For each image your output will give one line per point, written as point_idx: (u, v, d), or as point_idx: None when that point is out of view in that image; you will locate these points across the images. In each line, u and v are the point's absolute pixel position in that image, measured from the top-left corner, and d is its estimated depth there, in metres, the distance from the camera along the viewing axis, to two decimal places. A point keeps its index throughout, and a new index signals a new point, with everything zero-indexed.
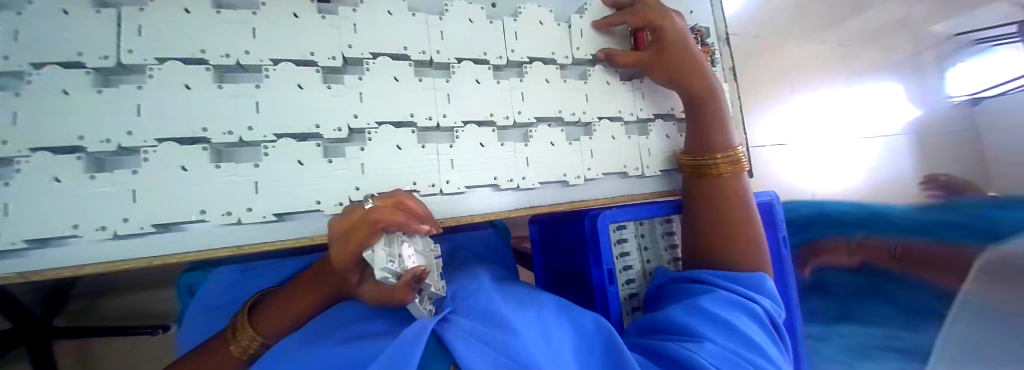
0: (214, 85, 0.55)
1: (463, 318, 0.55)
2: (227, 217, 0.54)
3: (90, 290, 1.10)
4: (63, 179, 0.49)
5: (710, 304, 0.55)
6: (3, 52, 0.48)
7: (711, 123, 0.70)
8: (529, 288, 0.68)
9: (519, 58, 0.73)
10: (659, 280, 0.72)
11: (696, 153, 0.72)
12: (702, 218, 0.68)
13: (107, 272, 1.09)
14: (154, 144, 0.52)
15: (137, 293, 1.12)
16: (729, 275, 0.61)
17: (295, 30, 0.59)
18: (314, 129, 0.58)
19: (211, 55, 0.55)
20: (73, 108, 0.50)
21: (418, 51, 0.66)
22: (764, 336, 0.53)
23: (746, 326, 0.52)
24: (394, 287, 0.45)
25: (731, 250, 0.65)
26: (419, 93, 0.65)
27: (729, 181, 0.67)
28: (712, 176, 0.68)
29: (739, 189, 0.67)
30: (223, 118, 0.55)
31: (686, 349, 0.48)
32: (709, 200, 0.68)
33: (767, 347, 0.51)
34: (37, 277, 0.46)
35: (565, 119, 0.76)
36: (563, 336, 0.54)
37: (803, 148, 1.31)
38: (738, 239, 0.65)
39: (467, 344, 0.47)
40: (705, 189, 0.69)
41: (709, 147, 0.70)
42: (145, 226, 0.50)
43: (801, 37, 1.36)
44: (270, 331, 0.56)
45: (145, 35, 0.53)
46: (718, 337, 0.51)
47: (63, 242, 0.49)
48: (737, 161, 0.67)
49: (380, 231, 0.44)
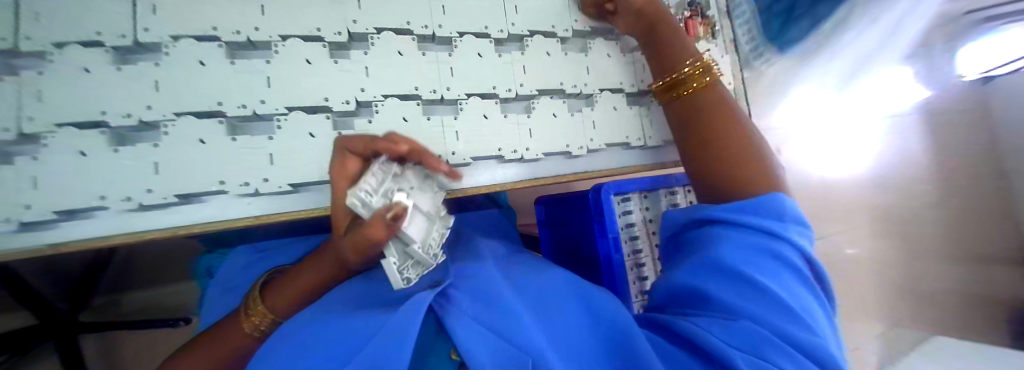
0: (228, 62, 0.57)
1: (464, 295, 0.55)
2: (244, 187, 0.56)
3: (116, 283, 1.11)
4: (88, 153, 0.51)
5: (732, 253, 0.45)
6: (24, 33, 0.50)
7: (670, 46, 0.69)
8: (534, 263, 0.70)
9: (520, 31, 0.75)
10: (669, 225, 0.62)
11: (667, 74, 0.67)
12: (697, 136, 0.61)
13: (136, 262, 1.10)
14: (173, 118, 0.54)
15: (162, 285, 1.13)
16: (745, 205, 0.50)
17: (301, 7, 0.61)
18: (323, 102, 0.60)
19: (223, 32, 0.57)
20: (91, 86, 0.52)
21: (421, 25, 0.67)
22: (798, 290, 0.44)
23: (777, 287, 0.43)
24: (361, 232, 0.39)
25: (737, 160, 0.55)
26: (423, 67, 0.67)
27: (707, 90, 0.63)
28: (691, 92, 0.64)
29: (715, 99, 0.62)
30: (237, 92, 0.57)
31: (699, 327, 0.45)
32: (696, 117, 0.62)
33: (805, 309, 0.43)
34: (67, 247, 0.48)
35: (567, 92, 0.78)
36: (570, 320, 0.54)
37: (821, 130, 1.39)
38: (741, 143, 0.57)
39: (467, 328, 0.48)
40: (693, 108, 0.64)
41: (677, 64, 0.66)
42: (168, 196, 0.53)
43: None
44: (281, 307, 0.56)
45: (160, 14, 0.55)
46: (744, 303, 0.43)
47: (89, 214, 0.51)
48: (703, 69, 0.63)
49: (357, 155, 0.44)
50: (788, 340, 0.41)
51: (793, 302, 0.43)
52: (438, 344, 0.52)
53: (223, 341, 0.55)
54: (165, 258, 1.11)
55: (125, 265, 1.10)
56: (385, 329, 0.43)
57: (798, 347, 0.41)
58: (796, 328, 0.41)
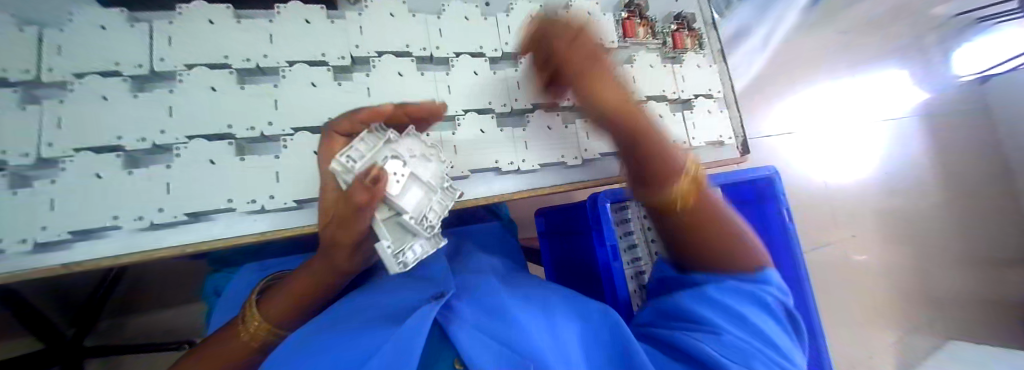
0: (237, 86, 0.60)
1: (467, 308, 0.56)
2: (251, 204, 0.58)
3: (125, 304, 1.02)
4: (103, 175, 0.53)
5: (730, 286, 0.46)
6: (48, 66, 0.54)
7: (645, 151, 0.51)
8: (534, 279, 0.71)
9: (514, 50, 0.79)
10: (655, 270, 0.63)
11: (646, 187, 0.51)
12: (682, 246, 0.50)
13: (142, 280, 1.02)
14: (185, 141, 0.57)
15: (167, 307, 1.03)
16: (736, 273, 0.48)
17: (307, 34, 0.65)
18: (327, 122, 0.63)
19: (233, 59, 0.60)
20: (109, 112, 0.55)
21: (420, 47, 0.71)
22: (784, 329, 0.47)
23: (766, 322, 0.45)
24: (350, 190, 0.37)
25: (718, 265, 0.48)
26: (421, 85, 0.70)
27: (700, 211, 0.47)
28: (676, 214, 0.47)
29: (709, 204, 0.48)
30: (245, 115, 0.60)
31: (692, 338, 0.44)
32: (685, 237, 0.49)
33: (786, 344, 0.46)
34: (80, 267, 0.50)
35: (560, 105, 0.81)
36: (572, 331, 0.54)
37: (809, 139, 1.70)
38: (731, 254, 0.48)
39: (471, 336, 0.48)
40: (678, 229, 0.49)
41: (657, 178, 0.49)
42: (178, 214, 0.55)
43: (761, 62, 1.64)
44: (280, 318, 0.54)
45: (174, 44, 0.59)
46: (735, 330, 0.45)
47: (102, 234, 0.53)
48: (693, 181, 0.48)
49: (343, 133, 0.45)
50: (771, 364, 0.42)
51: (774, 333, 0.45)
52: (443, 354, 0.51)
53: (219, 354, 0.52)
54: (176, 277, 1.02)
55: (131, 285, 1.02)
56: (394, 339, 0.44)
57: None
58: (776, 355, 0.44)
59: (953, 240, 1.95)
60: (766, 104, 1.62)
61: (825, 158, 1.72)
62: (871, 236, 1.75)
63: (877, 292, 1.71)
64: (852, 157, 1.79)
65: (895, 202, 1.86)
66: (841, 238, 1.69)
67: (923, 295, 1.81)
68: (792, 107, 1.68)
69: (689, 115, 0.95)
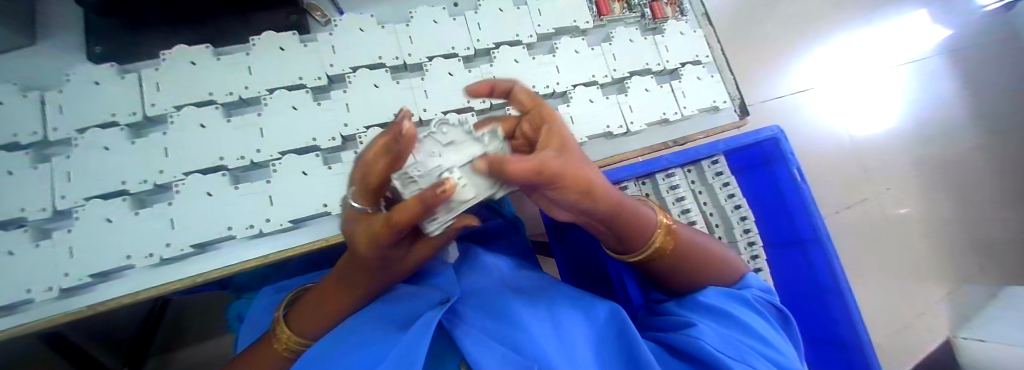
0: (224, 120, 0.63)
1: (473, 312, 0.56)
2: (250, 229, 0.60)
3: (167, 342, 1.05)
4: (113, 219, 0.57)
5: (713, 295, 0.54)
6: (53, 125, 0.59)
7: (630, 220, 0.47)
8: (542, 276, 0.70)
9: (486, 45, 0.79)
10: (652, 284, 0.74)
11: (633, 251, 0.53)
12: (669, 277, 0.60)
13: (186, 315, 1.07)
14: (183, 177, 0.60)
15: (207, 340, 1.07)
16: (725, 290, 0.56)
17: (282, 61, 0.67)
18: (311, 142, 0.66)
19: (218, 95, 0.64)
20: (111, 161, 0.59)
21: (392, 57, 0.73)
22: (769, 327, 0.54)
23: (751, 321, 0.52)
24: (369, 193, 0.28)
25: (698, 280, 0.59)
26: (399, 94, 0.72)
27: (677, 251, 0.56)
28: (659, 259, 0.55)
29: (682, 247, 0.56)
30: (235, 146, 0.63)
31: (688, 336, 0.49)
32: (669, 271, 0.58)
33: (772, 337, 0.52)
34: (102, 306, 0.54)
35: (540, 93, 0.81)
36: (578, 331, 0.55)
37: (825, 94, 1.61)
38: (705, 269, 0.59)
39: (476, 341, 0.49)
40: (664, 268, 0.57)
41: (643, 240, 0.51)
42: (185, 247, 0.58)
43: (758, 20, 1.58)
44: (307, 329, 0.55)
45: (162, 89, 0.63)
46: (725, 328, 0.50)
47: (120, 274, 0.57)
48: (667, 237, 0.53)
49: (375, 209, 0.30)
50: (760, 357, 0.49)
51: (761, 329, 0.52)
52: (450, 357, 0.53)
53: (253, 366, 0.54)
54: (217, 308, 1.08)
55: (172, 321, 1.06)
56: (400, 345, 0.45)
57: (769, 362, 0.49)
58: (766, 349, 0.50)
59: (996, 178, 1.81)
60: (766, 63, 1.56)
61: (844, 114, 1.62)
62: (901, 185, 1.65)
63: (915, 243, 1.61)
64: (873, 107, 1.68)
65: (925, 145, 1.74)
66: (869, 192, 1.59)
67: (967, 240, 1.69)
68: (799, 67, 1.59)
69: (678, 85, 0.92)
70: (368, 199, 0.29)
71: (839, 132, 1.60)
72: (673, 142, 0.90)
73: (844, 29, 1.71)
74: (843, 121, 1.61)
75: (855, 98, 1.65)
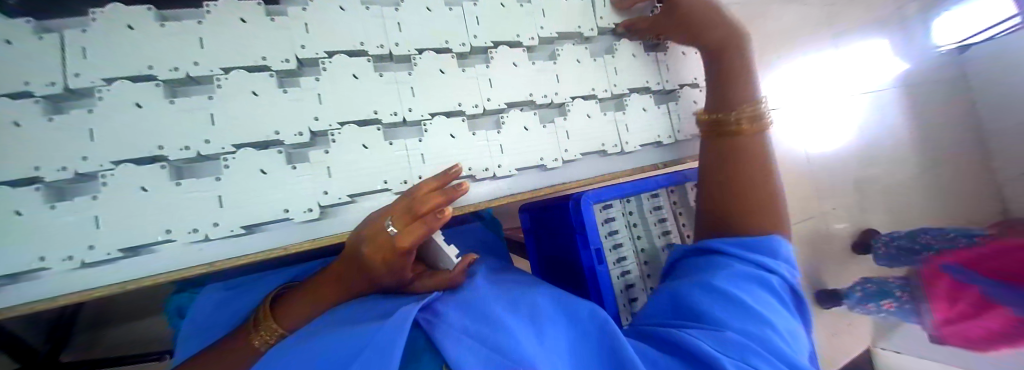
0: (167, 102, 0.54)
1: (451, 308, 0.49)
2: (194, 234, 0.53)
3: (96, 320, 0.95)
4: (24, 211, 0.47)
5: (726, 282, 0.56)
6: None
7: (732, 69, 0.71)
8: (522, 279, 0.66)
9: (483, 43, 0.71)
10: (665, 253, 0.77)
11: (719, 111, 0.72)
12: (732, 174, 0.68)
13: (104, 299, 0.93)
14: (112, 168, 0.51)
15: (140, 320, 0.97)
16: (749, 272, 0.59)
17: (242, 38, 0.57)
18: (274, 136, 0.57)
19: (160, 70, 0.54)
20: (19, 141, 0.48)
21: (376, 45, 0.64)
22: (779, 309, 0.55)
23: (762, 313, 0.53)
24: (402, 220, 0.43)
25: (751, 201, 0.67)
26: (380, 89, 0.63)
27: (748, 135, 0.68)
28: (737, 127, 0.68)
29: (755, 142, 0.68)
30: (179, 134, 0.53)
31: (690, 336, 0.49)
32: (726, 155, 0.69)
33: (777, 326, 0.52)
34: (8, 313, 0.45)
35: (537, 102, 0.73)
36: (560, 333, 0.50)
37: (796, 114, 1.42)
38: (762, 182, 0.67)
39: (455, 342, 0.42)
40: (732, 145, 0.69)
41: (730, 101, 0.71)
42: (112, 251, 0.50)
43: (778, 22, 1.40)
44: (290, 321, 0.55)
45: (91, 57, 0.52)
46: (728, 320, 0.52)
47: (33, 276, 0.48)
48: (757, 117, 0.68)
49: (395, 235, 0.43)
50: (767, 349, 0.48)
51: (763, 318, 0.52)
52: (422, 360, 0.44)
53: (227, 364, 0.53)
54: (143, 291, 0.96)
55: (101, 301, 0.94)
56: (373, 343, 0.39)
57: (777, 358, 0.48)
58: (776, 345, 0.49)
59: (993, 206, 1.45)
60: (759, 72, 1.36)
61: (806, 134, 1.43)
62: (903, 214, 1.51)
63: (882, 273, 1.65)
64: (833, 124, 1.47)
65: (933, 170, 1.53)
66: (829, 211, 1.46)
67: None
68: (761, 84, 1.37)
69: (677, 107, 0.87)
70: (399, 221, 0.43)
71: (793, 154, 1.40)
72: (666, 163, 0.85)
73: (815, 38, 1.46)
74: (812, 150, 1.44)
75: (828, 122, 1.46)
